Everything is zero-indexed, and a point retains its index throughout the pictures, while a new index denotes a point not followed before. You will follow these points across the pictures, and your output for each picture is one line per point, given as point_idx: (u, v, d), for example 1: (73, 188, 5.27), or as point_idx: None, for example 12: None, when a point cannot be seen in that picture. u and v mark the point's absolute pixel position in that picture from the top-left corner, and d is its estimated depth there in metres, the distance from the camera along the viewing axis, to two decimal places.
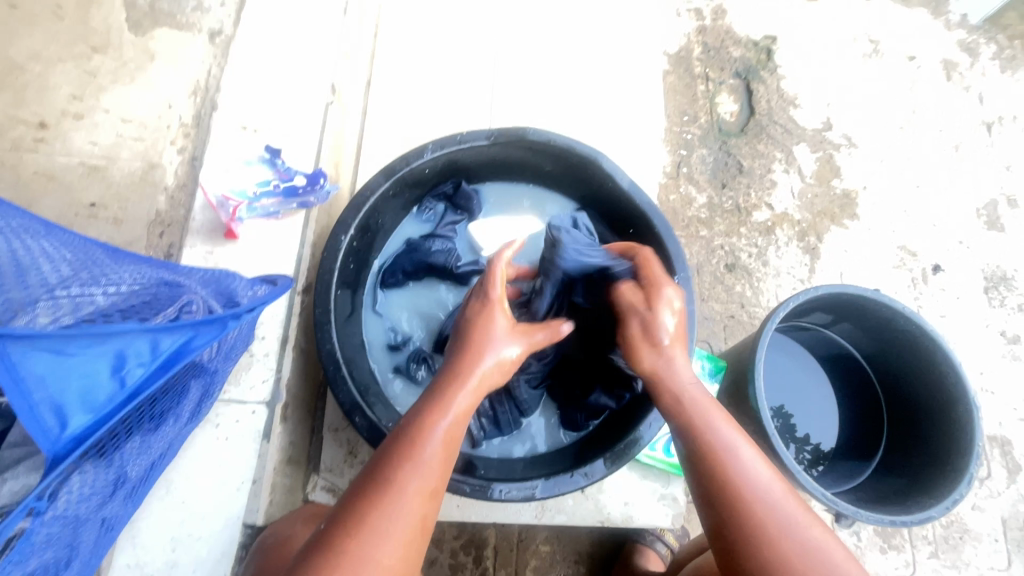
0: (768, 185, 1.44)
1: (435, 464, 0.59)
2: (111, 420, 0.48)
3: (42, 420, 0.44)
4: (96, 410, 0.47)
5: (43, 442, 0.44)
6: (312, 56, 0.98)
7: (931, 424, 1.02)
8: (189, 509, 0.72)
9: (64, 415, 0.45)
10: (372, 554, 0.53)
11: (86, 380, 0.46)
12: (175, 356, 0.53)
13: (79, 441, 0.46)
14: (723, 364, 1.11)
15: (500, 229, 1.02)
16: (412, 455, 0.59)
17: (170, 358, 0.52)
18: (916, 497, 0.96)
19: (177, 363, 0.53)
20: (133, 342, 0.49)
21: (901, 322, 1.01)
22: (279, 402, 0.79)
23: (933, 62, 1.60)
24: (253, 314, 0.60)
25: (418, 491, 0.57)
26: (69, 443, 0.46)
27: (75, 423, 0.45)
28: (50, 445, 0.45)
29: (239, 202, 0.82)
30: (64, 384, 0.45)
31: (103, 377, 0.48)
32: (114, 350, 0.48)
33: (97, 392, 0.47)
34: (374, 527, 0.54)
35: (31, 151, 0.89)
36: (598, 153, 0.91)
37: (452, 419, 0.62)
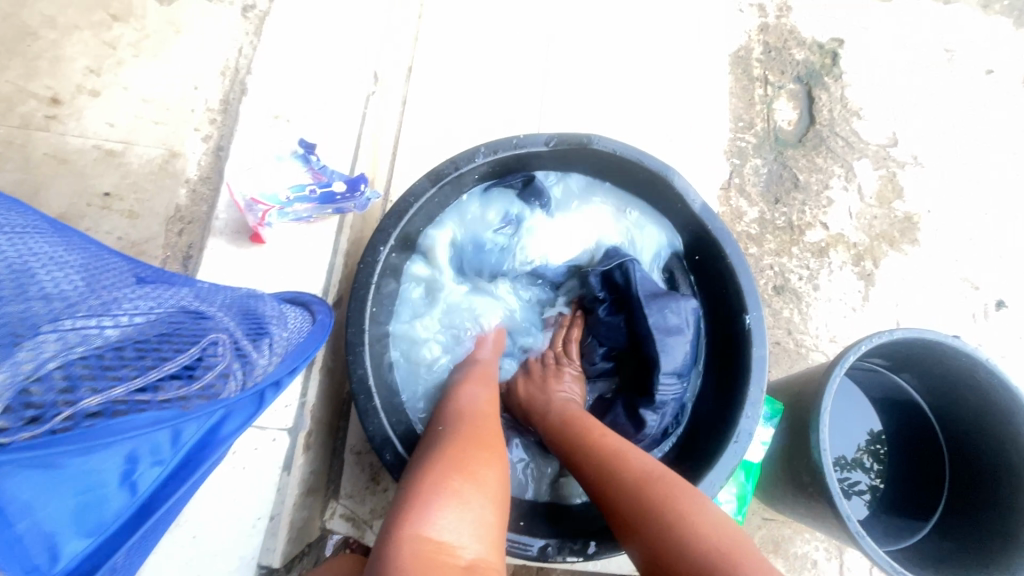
0: (825, 203, 1.33)
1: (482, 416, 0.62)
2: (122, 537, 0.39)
3: (32, 556, 0.34)
4: (100, 530, 0.38)
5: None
6: (352, 38, 0.88)
7: (1003, 486, 0.92)
8: (200, 546, 0.64)
9: (57, 544, 0.35)
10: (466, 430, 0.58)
11: (86, 494, 0.36)
12: (197, 448, 0.45)
13: (73, 573, 0.36)
14: (781, 407, 1.01)
15: (560, 228, 0.91)
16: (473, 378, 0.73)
17: (191, 449, 0.44)
18: (982, 569, 0.87)
19: (199, 455, 0.45)
20: (150, 439, 0.40)
21: (980, 374, 0.90)
22: (303, 429, 0.73)
23: (1011, 76, 1.47)
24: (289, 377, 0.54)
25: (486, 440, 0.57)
26: (64, 574, 0.36)
27: (69, 550, 0.36)
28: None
29: (269, 206, 0.72)
30: (57, 501, 0.34)
31: (111, 489, 0.38)
32: (127, 454, 0.38)
33: (106, 507, 0.39)
34: (463, 460, 0.52)
35: (42, 130, 0.80)
36: (670, 169, 0.81)
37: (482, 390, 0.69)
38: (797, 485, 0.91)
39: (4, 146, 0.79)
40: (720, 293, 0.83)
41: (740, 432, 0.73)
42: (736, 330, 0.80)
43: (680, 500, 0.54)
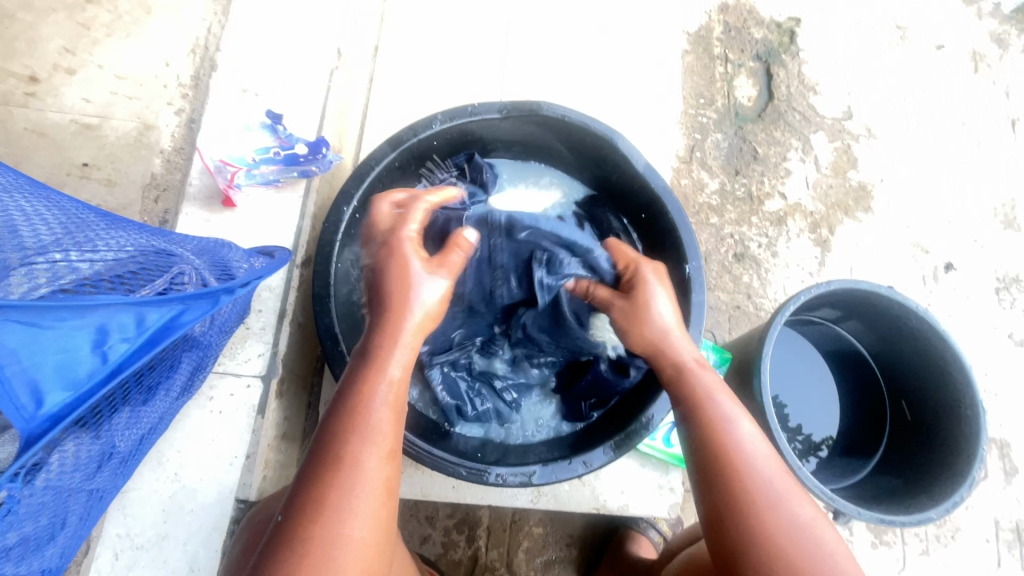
0: (783, 174, 1.40)
1: (383, 425, 0.56)
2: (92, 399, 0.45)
3: (16, 398, 0.41)
4: (75, 387, 0.44)
5: (17, 421, 0.42)
6: (318, 18, 0.93)
7: (937, 423, 0.99)
8: (181, 481, 0.71)
9: (39, 390, 0.42)
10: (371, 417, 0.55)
11: (65, 356, 0.43)
12: (161, 333, 0.49)
13: (56, 419, 0.43)
14: (729, 356, 1.09)
15: (517, 201, 0.98)
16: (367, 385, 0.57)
17: (156, 334, 0.49)
18: (914, 497, 0.95)
19: (163, 341, 0.50)
20: (115, 317, 0.46)
21: (913, 320, 0.98)
22: (275, 376, 0.77)
23: (960, 52, 1.54)
24: (247, 289, 0.57)
25: (379, 460, 0.54)
26: (47, 421, 0.43)
27: (51, 399, 0.43)
28: (25, 424, 0.42)
29: (237, 168, 0.77)
30: (41, 358, 0.42)
31: (84, 353, 0.45)
32: (95, 326, 0.45)
33: (77, 367, 0.44)
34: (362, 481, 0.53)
35: (22, 106, 0.85)
36: (615, 133, 0.87)
37: (391, 382, 0.58)
38: None
39: None
40: (663, 248, 0.89)
41: None
42: (677, 279, 0.86)
43: (787, 506, 0.59)
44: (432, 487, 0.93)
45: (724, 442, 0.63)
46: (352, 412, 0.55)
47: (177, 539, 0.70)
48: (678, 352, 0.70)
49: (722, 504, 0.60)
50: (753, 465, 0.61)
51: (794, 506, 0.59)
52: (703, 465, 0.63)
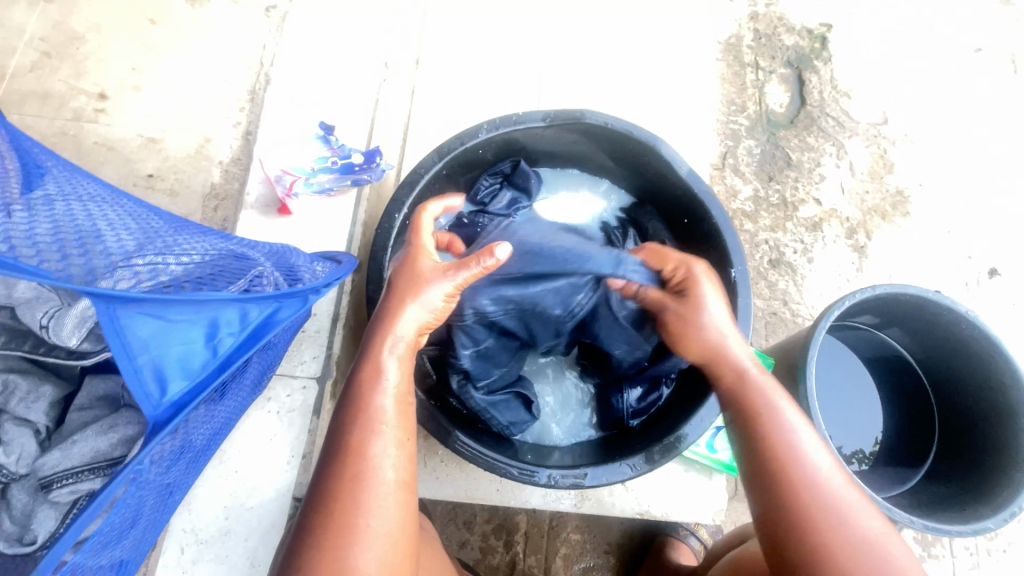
0: (817, 179, 1.39)
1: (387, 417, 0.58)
2: (207, 389, 0.47)
3: (146, 385, 0.44)
4: (194, 377, 0.47)
5: (144, 408, 0.44)
6: (367, 32, 0.97)
7: (989, 431, 0.97)
8: (241, 478, 0.73)
9: (165, 380, 0.45)
10: (372, 437, 0.56)
11: (185, 348, 0.46)
12: (259, 330, 0.52)
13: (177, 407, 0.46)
14: (773, 362, 1.07)
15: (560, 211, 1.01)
16: (363, 412, 0.58)
17: (256, 331, 0.52)
18: (968, 507, 0.92)
19: (262, 336, 0.53)
20: (223, 312, 0.49)
21: (962, 325, 0.96)
22: (329, 378, 0.80)
23: (998, 54, 1.52)
24: (325, 291, 0.59)
25: (391, 449, 0.57)
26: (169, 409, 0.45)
27: (175, 387, 0.45)
28: (151, 411, 0.44)
29: (296, 176, 0.81)
30: (166, 349, 0.45)
31: (199, 346, 0.47)
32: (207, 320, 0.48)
33: (193, 358, 0.47)
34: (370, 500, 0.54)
35: (92, 122, 0.90)
36: (658, 139, 0.87)
37: (393, 374, 0.60)
38: None
39: (59, 136, 0.89)
40: (706, 253, 0.90)
41: None
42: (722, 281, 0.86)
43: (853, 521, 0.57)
44: (475, 490, 0.94)
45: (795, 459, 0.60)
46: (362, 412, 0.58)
47: (238, 536, 0.72)
48: (731, 360, 0.70)
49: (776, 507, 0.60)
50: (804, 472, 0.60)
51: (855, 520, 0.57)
52: (772, 496, 0.60)
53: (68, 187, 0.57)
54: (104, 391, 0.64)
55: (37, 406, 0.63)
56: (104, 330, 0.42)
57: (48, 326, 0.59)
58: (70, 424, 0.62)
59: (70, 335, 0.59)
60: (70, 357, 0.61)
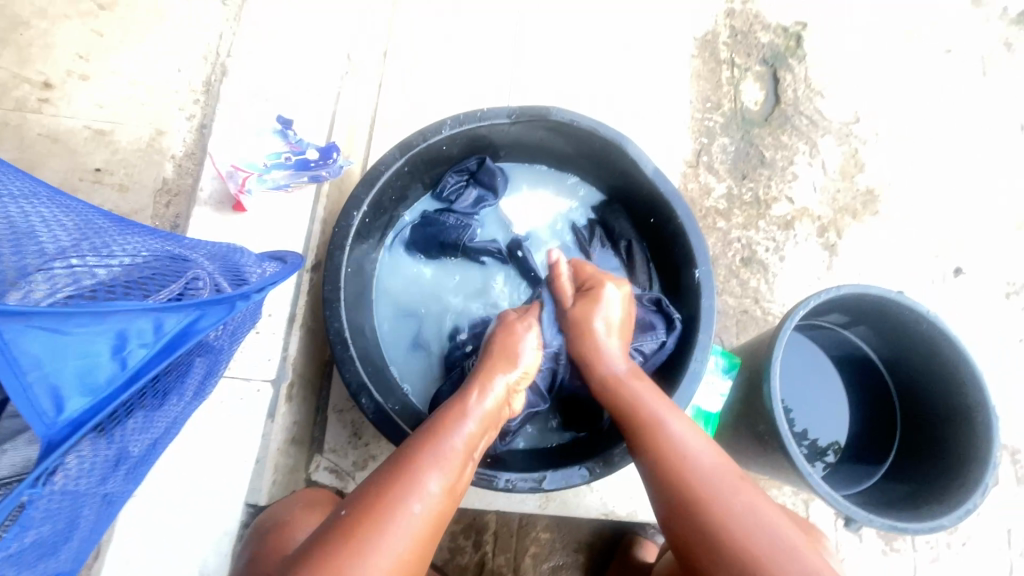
0: (790, 178, 1.40)
1: (457, 456, 0.63)
2: (109, 405, 0.44)
3: (37, 402, 0.41)
4: (95, 393, 0.44)
5: (38, 427, 0.41)
6: (328, 23, 0.94)
7: (948, 428, 0.99)
8: (191, 484, 0.71)
9: (61, 397, 0.42)
10: (393, 529, 0.55)
11: (85, 361, 0.43)
12: (179, 338, 0.49)
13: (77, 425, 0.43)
14: (738, 361, 1.08)
15: (527, 211, 1.00)
16: (404, 482, 0.58)
17: (174, 340, 0.49)
18: (926, 505, 0.94)
19: (181, 346, 0.50)
20: (134, 323, 0.46)
21: (923, 325, 0.97)
22: (284, 381, 0.79)
23: (969, 56, 1.53)
24: (260, 294, 0.56)
25: (402, 541, 0.54)
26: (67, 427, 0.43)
27: (72, 405, 0.43)
28: (44, 431, 0.42)
29: (248, 172, 0.79)
30: (61, 363, 0.42)
31: (103, 359, 0.44)
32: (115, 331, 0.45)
33: (98, 371, 0.44)
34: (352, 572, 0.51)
35: (36, 112, 0.86)
36: (624, 137, 0.86)
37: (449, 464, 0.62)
38: (754, 433, 0.97)
39: (1, 127, 0.85)
40: (672, 255, 0.89)
41: (690, 372, 0.79)
42: (688, 282, 0.86)
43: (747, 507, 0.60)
44: None
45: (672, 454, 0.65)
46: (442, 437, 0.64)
47: (187, 544, 0.70)
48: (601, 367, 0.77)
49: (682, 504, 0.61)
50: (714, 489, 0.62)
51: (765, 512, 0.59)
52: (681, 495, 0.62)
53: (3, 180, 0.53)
54: None
55: None
56: None
57: None
58: None
59: None
60: None
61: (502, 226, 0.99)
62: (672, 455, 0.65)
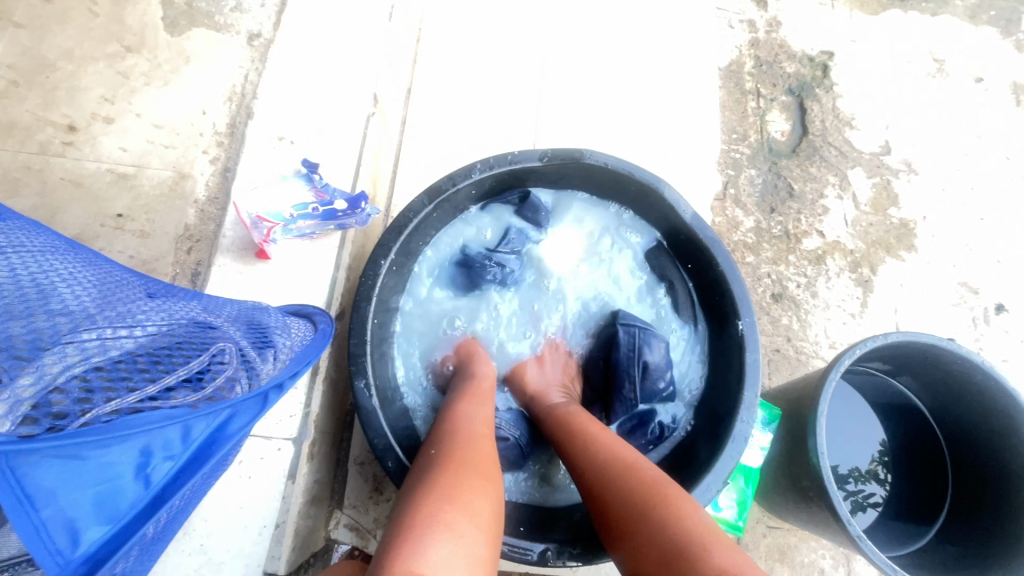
0: (820, 212, 1.35)
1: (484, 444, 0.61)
2: (132, 536, 0.38)
3: (51, 539, 0.34)
4: (115, 519, 0.37)
5: (48, 569, 0.34)
6: (354, 63, 0.93)
7: (1007, 487, 0.92)
8: (207, 554, 0.66)
9: (78, 529, 0.36)
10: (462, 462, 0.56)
11: (106, 489, 0.36)
12: (205, 446, 0.43)
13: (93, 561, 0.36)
14: (779, 414, 1.01)
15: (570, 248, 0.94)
16: (449, 438, 0.60)
17: (201, 449, 0.43)
18: (987, 571, 0.87)
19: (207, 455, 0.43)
20: (162, 434, 0.39)
21: (977, 377, 0.91)
22: (306, 439, 0.74)
23: (1001, 85, 1.49)
24: (286, 388, 0.51)
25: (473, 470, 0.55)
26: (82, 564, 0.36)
27: (90, 537, 0.36)
28: (57, 572, 0.35)
29: (274, 223, 0.75)
30: (78, 495, 0.35)
31: (126, 480, 0.38)
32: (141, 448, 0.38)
33: (117, 498, 0.37)
34: (456, 495, 0.51)
35: (59, 155, 0.84)
36: (660, 181, 0.83)
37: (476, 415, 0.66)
38: (798, 490, 0.91)
39: (23, 171, 0.83)
40: (715, 303, 0.84)
41: (736, 434, 0.74)
42: (731, 334, 0.81)
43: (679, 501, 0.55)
44: None
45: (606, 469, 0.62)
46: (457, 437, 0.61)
47: None
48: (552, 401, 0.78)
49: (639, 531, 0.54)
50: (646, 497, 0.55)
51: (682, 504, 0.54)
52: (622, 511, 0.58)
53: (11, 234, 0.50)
54: None
55: None
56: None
57: None
58: None
59: None
60: None
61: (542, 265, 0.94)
62: (600, 467, 0.62)
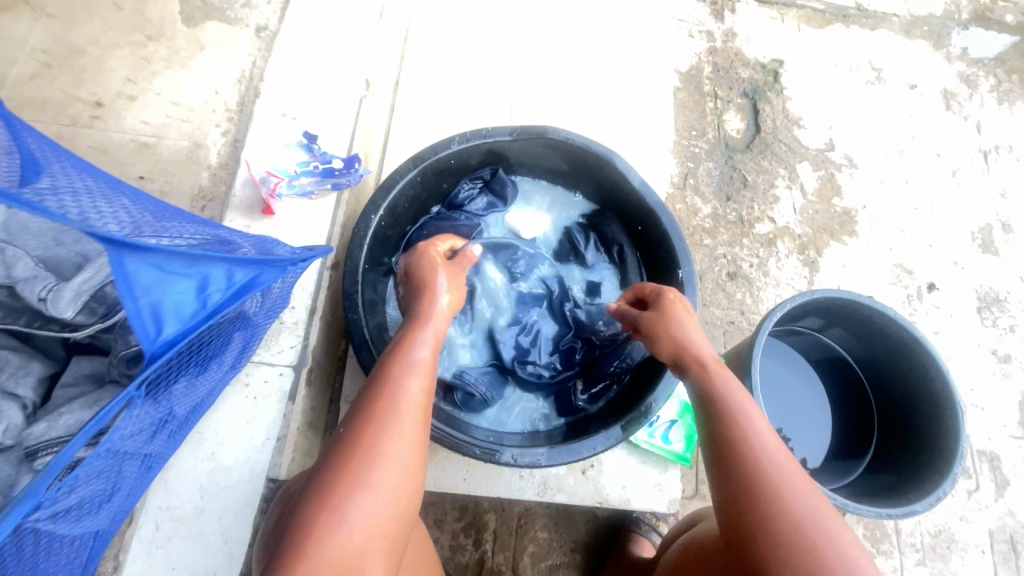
0: (771, 200, 1.50)
1: (411, 412, 0.59)
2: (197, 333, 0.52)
3: (144, 323, 0.48)
4: (185, 321, 0.51)
5: (143, 343, 0.48)
6: (350, 53, 1.06)
7: (922, 423, 1.05)
8: (217, 459, 0.77)
9: (161, 320, 0.49)
10: (388, 436, 0.57)
11: (180, 296, 0.51)
12: (245, 287, 0.57)
13: (172, 346, 0.50)
14: (724, 365, 1.17)
15: (530, 220, 1.10)
16: (382, 405, 0.59)
17: (242, 288, 0.57)
18: (901, 494, 1.00)
19: (247, 294, 0.58)
20: (213, 270, 0.54)
21: (892, 327, 1.05)
22: (304, 366, 0.85)
23: (933, 92, 1.68)
24: (302, 264, 0.65)
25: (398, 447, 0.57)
26: (165, 346, 0.49)
27: (170, 327, 0.49)
28: (149, 346, 0.48)
29: (279, 178, 0.89)
30: (163, 292, 0.49)
31: (190, 295, 0.52)
32: (198, 275, 0.53)
33: (186, 305, 0.51)
34: (374, 475, 0.55)
35: (88, 127, 0.96)
36: (613, 154, 0.97)
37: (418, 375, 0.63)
38: None
39: (56, 140, 0.94)
40: (658, 260, 0.98)
41: None
42: (672, 282, 0.94)
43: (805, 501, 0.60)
44: (444, 480, 0.99)
45: (752, 436, 0.65)
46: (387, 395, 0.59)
47: (212, 514, 0.75)
48: (698, 346, 0.75)
49: (739, 492, 0.62)
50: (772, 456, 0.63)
51: (812, 503, 0.60)
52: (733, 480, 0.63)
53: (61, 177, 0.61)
54: (89, 370, 0.69)
55: (25, 381, 0.67)
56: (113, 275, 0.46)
57: (46, 298, 0.64)
58: (55, 400, 0.66)
59: (64, 308, 0.64)
60: (64, 329, 0.67)
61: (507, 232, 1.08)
62: (736, 430, 0.65)
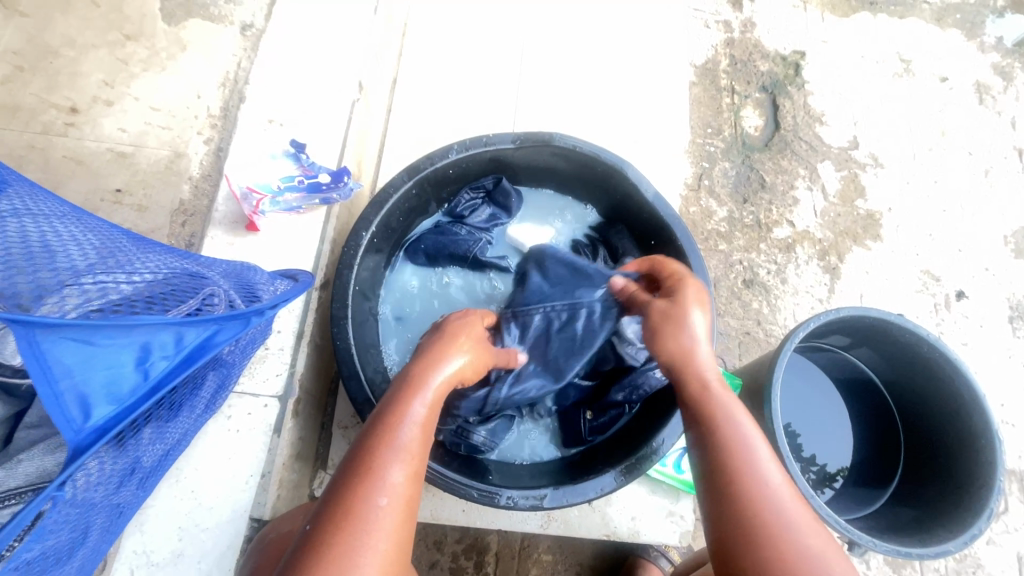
0: (790, 202, 1.42)
1: (415, 444, 0.56)
2: (133, 414, 0.47)
3: (66, 410, 0.43)
4: (119, 402, 0.46)
5: (67, 432, 0.43)
6: (341, 52, 0.98)
7: (955, 452, 0.98)
8: (197, 499, 0.72)
9: (89, 405, 0.44)
10: (389, 470, 0.53)
11: (110, 372, 0.45)
12: (198, 350, 0.52)
13: (102, 432, 0.45)
14: (740, 382, 1.08)
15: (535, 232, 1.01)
16: (391, 434, 0.56)
17: (193, 352, 0.52)
18: (931, 530, 0.93)
19: (199, 359, 0.52)
20: (157, 336, 0.48)
21: (924, 349, 0.97)
22: (291, 397, 0.79)
23: (965, 84, 1.57)
24: (274, 311, 0.59)
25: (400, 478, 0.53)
26: (93, 433, 0.45)
27: (99, 413, 0.45)
28: (73, 436, 0.44)
29: (262, 195, 0.81)
30: (89, 373, 0.44)
31: (127, 369, 0.46)
32: (139, 344, 0.47)
33: (122, 383, 0.46)
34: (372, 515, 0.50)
35: (61, 135, 0.90)
36: (624, 162, 0.89)
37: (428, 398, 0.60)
38: None
39: (27, 149, 0.88)
40: None
41: None
42: None
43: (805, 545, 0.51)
44: (442, 510, 0.94)
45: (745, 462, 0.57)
46: (390, 426, 0.56)
47: (190, 557, 0.70)
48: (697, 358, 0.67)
49: (733, 533, 0.54)
50: (777, 494, 0.54)
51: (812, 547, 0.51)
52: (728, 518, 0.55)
53: (19, 197, 0.55)
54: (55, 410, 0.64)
55: None
56: (25, 356, 0.41)
57: None
58: (17, 443, 0.61)
59: None
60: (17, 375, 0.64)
61: (510, 246, 1.01)
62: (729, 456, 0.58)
